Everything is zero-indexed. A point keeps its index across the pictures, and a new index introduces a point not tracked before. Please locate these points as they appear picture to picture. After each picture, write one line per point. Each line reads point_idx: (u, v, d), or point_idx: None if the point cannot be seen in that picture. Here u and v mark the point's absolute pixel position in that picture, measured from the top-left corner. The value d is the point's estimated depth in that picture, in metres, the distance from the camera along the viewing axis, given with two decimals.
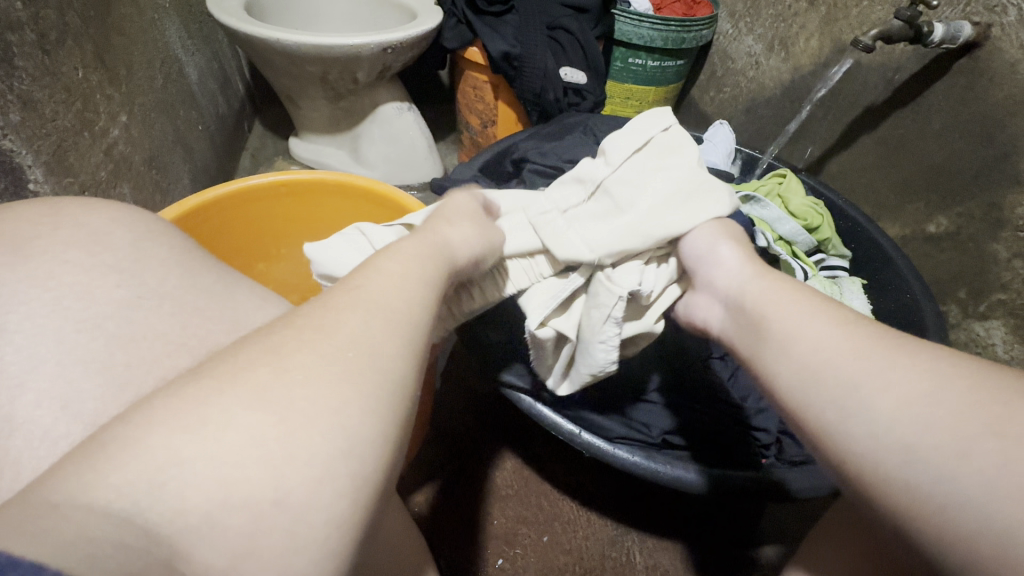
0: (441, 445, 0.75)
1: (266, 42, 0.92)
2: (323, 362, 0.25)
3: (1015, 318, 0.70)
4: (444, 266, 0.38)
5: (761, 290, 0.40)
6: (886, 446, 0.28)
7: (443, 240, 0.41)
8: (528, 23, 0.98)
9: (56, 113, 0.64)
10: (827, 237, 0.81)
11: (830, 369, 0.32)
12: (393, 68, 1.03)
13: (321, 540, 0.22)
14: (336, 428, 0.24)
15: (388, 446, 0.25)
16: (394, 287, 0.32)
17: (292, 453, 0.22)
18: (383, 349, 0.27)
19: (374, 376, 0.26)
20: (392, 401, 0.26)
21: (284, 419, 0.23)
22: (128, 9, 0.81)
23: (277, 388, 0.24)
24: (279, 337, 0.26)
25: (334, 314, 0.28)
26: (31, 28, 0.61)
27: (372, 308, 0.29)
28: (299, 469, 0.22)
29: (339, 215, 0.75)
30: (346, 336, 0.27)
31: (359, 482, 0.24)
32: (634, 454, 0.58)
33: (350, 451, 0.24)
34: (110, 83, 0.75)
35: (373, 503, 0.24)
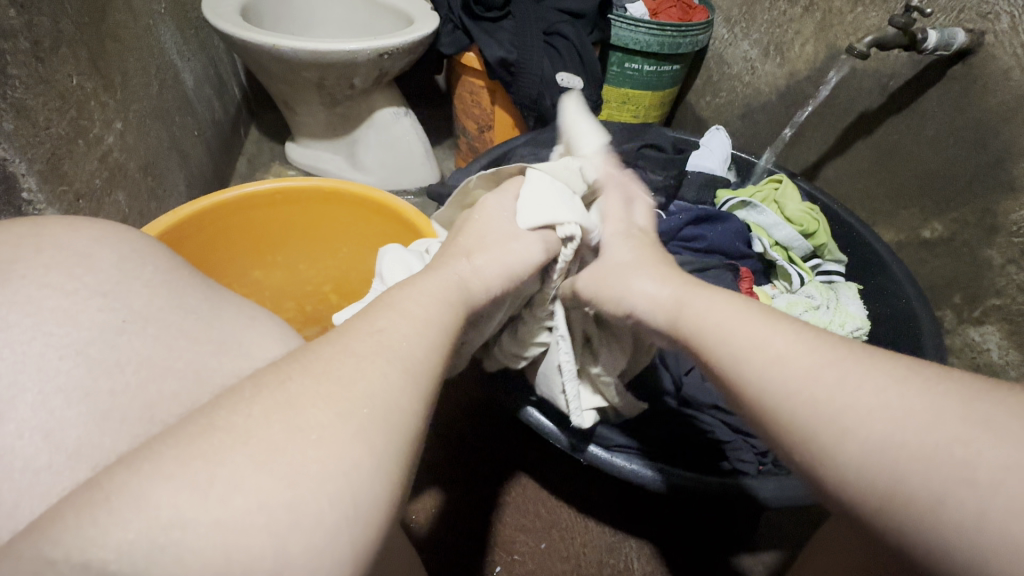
0: (438, 451, 0.75)
1: (262, 48, 0.92)
2: (336, 419, 0.25)
3: (1010, 323, 0.71)
4: (456, 297, 0.38)
5: (696, 321, 0.38)
6: (866, 496, 0.25)
7: (461, 282, 0.40)
8: (524, 29, 0.98)
9: (50, 121, 0.64)
10: (823, 242, 0.81)
11: (786, 413, 0.30)
12: (390, 73, 1.03)
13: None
14: (336, 481, 0.23)
15: (389, 499, 0.25)
16: (404, 331, 0.32)
17: (295, 516, 0.22)
18: (381, 399, 0.27)
19: (384, 431, 0.26)
20: (396, 453, 0.26)
21: (291, 483, 0.22)
22: (122, 16, 0.81)
23: (280, 443, 0.23)
24: (291, 385, 0.26)
25: (349, 365, 0.28)
26: (25, 37, 0.60)
27: (379, 353, 0.29)
28: (302, 537, 0.22)
29: (334, 223, 0.75)
30: (362, 390, 0.27)
31: (362, 543, 0.23)
32: (631, 462, 0.57)
33: (354, 504, 0.23)
34: (105, 90, 0.75)
35: (379, 544, 0.24)
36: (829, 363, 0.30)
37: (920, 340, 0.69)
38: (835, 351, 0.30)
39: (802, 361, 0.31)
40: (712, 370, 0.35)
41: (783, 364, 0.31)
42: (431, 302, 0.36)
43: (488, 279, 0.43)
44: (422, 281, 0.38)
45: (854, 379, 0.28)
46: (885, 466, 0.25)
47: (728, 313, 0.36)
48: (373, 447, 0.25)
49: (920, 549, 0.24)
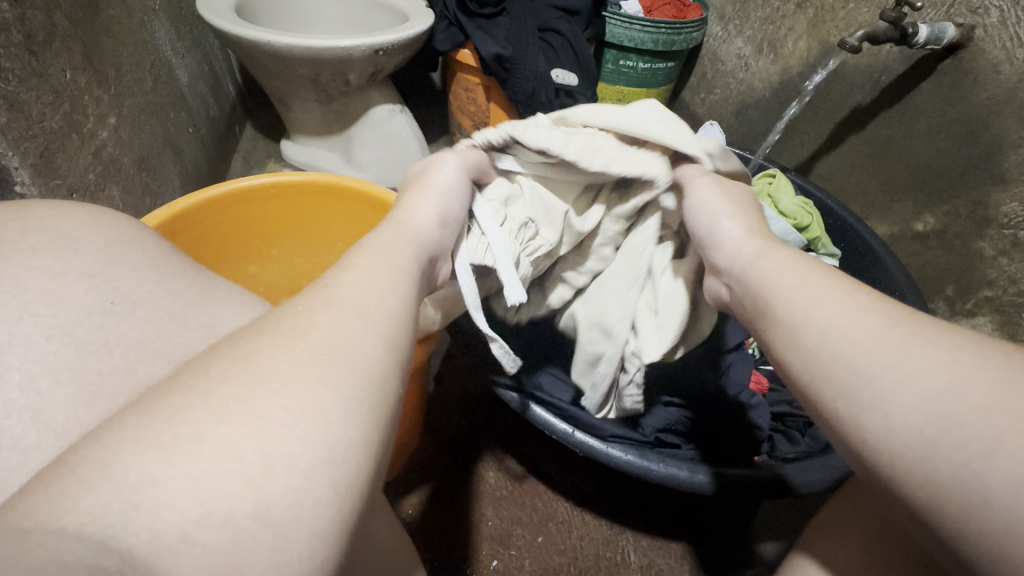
0: (434, 446, 0.75)
1: (256, 44, 0.91)
2: (295, 366, 0.26)
3: (1002, 314, 0.71)
4: (416, 253, 0.39)
5: (765, 271, 0.37)
6: (904, 444, 0.26)
7: (406, 226, 0.41)
8: (519, 25, 0.99)
9: (43, 114, 0.63)
10: (817, 236, 0.82)
11: (841, 360, 0.30)
12: (384, 70, 1.03)
13: (307, 553, 0.22)
14: (306, 422, 0.24)
15: (370, 450, 0.25)
16: (362, 294, 0.32)
17: (270, 460, 0.22)
18: (340, 344, 0.28)
19: (348, 373, 0.26)
20: (368, 406, 0.26)
21: (258, 429, 0.23)
22: (116, 11, 0.81)
23: (243, 395, 0.24)
24: (249, 348, 0.26)
25: (304, 318, 0.29)
26: (18, 30, 0.60)
27: (331, 302, 0.30)
28: (280, 480, 0.22)
29: (329, 216, 0.75)
30: (316, 339, 0.27)
31: (343, 489, 0.23)
32: (628, 453, 0.58)
33: (328, 445, 0.23)
34: (99, 84, 0.74)
35: (363, 498, 0.24)
36: (899, 323, 0.30)
37: None
38: (914, 317, 0.30)
39: (879, 315, 0.31)
40: (766, 319, 0.36)
41: (849, 318, 0.31)
42: (388, 271, 0.35)
43: (421, 209, 0.43)
44: (366, 248, 0.37)
45: (933, 337, 0.28)
46: (930, 421, 0.26)
47: (800, 269, 0.36)
48: (340, 390, 0.25)
49: (944, 500, 0.25)
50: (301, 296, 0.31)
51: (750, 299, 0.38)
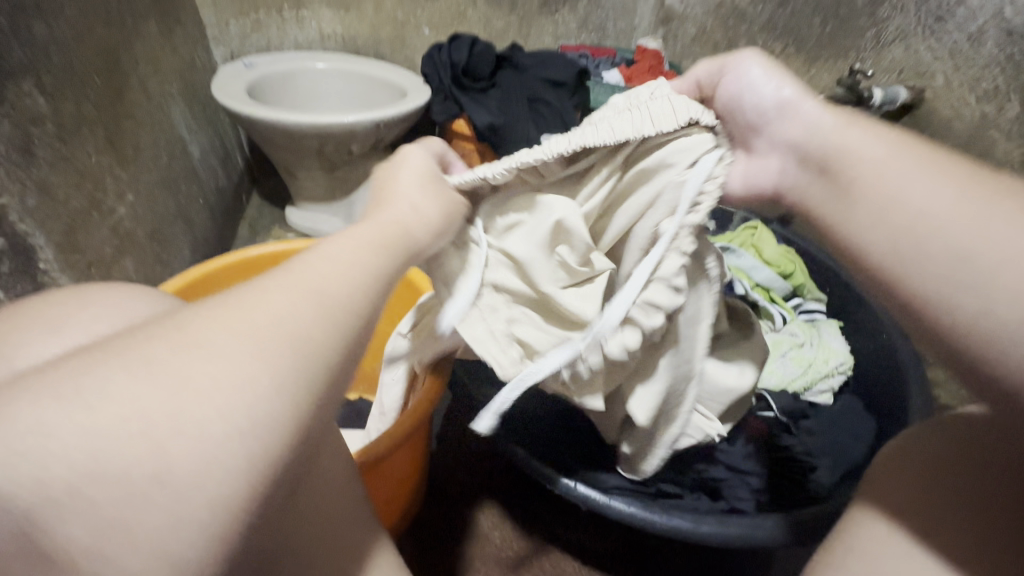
0: (438, 506, 0.75)
1: (266, 122, 0.99)
2: (227, 340, 0.26)
3: None
4: (406, 250, 0.37)
5: (846, 141, 0.40)
6: (1007, 319, 0.30)
7: (404, 220, 0.38)
8: (510, 97, 1.07)
9: (68, 195, 0.68)
10: (802, 282, 0.85)
11: (944, 241, 0.33)
12: (385, 140, 1.11)
13: (205, 520, 0.24)
14: (227, 395, 0.25)
15: (299, 438, 0.27)
16: (331, 283, 0.31)
17: (177, 427, 0.23)
18: (286, 322, 0.28)
19: (290, 359, 0.27)
20: (305, 394, 0.27)
21: (172, 393, 0.23)
22: (138, 98, 0.88)
23: (163, 357, 0.24)
24: (183, 315, 0.27)
25: (253, 292, 0.29)
26: (51, 121, 0.66)
27: (292, 279, 0.30)
28: (182, 448, 0.23)
29: None
30: (263, 314, 0.28)
31: (255, 460, 0.25)
32: (629, 505, 0.58)
33: (247, 420, 0.25)
34: (119, 165, 0.80)
35: (284, 478, 0.26)
36: (995, 196, 0.33)
37: (906, 372, 0.72)
38: (1004, 186, 0.34)
39: (974, 186, 0.34)
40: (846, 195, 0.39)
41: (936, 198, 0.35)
42: (368, 271, 0.33)
43: (430, 208, 0.40)
44: (352, 231, 0.35)
45: (1021, 222, 0.31)
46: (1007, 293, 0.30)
47: (880, 146, 0.39)
48: (271, 364, 0.26)
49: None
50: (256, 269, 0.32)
51: (830, 174, 0.40)
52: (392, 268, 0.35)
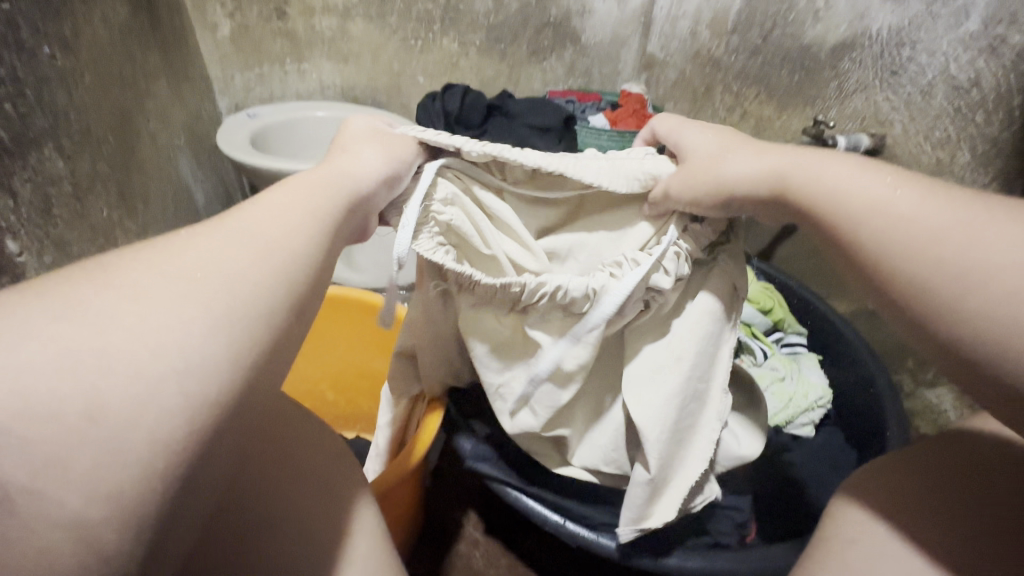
0: (437, 542, 0.78)
1: (268, 171, 1.04)
2: (156, 282, 0.28)
3: (958, 384, 0.80)
4: (342, 205, 0.39)
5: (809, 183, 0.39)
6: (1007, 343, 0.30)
7: (343, 177, 0.40)
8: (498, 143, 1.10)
9: (82, 250, 0.72)
10: (781, 317, 0.88)
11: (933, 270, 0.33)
12: None
13: (144, 458, 0.24)
14: (160, 333, 0.26)
15: (239, 382, 0.28)
16: (265, 228, 0.34)
17: (105, 360, 0.24)
18: (218, 269, 0.30)
19: (226, 296, 0.29)
20: (239, 335, 0.29)
21: (98, 330, 0.25)
22: (148, 152, 0.93)
23: (89, 300, 0.26)
24: (113, 267, 0.29)
25: (185, 244, 0.31)
26: (68, 182, 0.70)
27: (225, 232, 0.32)
28: (116, 383, 0.24)
29: (328, 322, 0.88)
30: (196, 262, 0.30)
31: (196, 404, 0.26)
32: (617, 541, 0.60)
33: (182, 357, 0.26)
34: (129, 217, 0.84)
35: (223, 418, 0.27)
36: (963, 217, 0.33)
37: (881, 404, 0.75)
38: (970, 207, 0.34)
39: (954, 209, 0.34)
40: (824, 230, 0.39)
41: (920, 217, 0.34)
42: (306, 217, 0.36)
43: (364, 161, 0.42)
44: (289, 190, 0.38)
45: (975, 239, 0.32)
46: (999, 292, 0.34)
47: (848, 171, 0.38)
48: (201, 303, 0.28)
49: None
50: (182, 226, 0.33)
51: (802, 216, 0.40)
52: (325, 218, 0.37)
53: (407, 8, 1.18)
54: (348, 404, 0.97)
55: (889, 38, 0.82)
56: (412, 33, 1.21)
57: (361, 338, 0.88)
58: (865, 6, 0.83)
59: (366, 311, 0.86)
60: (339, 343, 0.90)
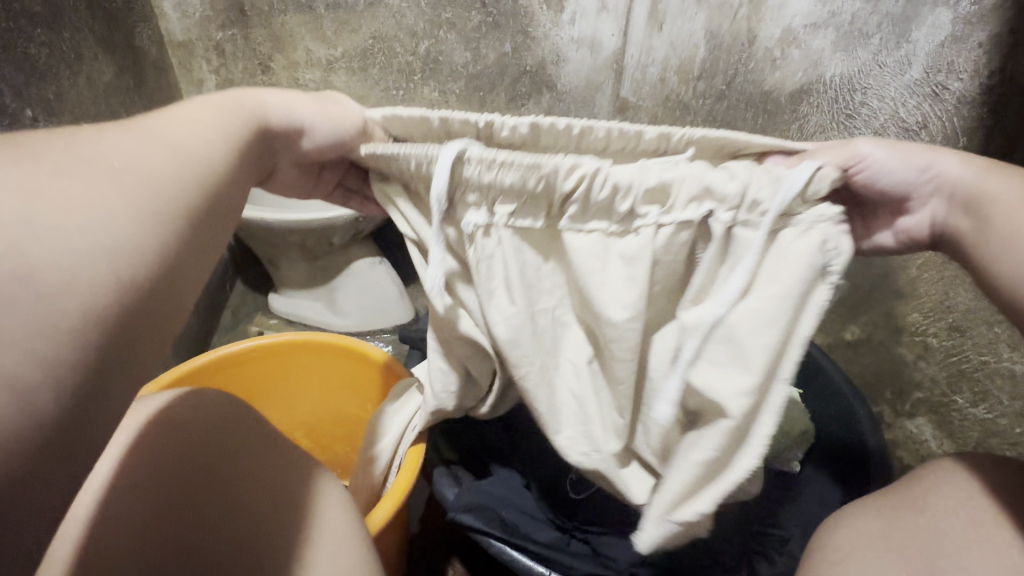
0: None
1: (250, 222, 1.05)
2: (87, 170, 0.31)
3: (936, 413, 0.81)
4: (252, 134, 0.43)
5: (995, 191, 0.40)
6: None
7: (262, 117, 0.45)
8: None
9: None
10: None
11: None
12: (365, 230, 1.17)
13: (73, 313, 0.27)
14: (92, 209, 0.30)
15: (155, 260, 0.32)
16: (180, 139, 0.38)
17: (47, 220, 0.28)
18: (147, 168, 0.34)
19: (157, 192, 0.34)
20: (164, 219, 0.33)
21: (33, 198, 0.28)
22: None
23: (19, 167, 0.29)
24: (26, 144, 0.32)
25: (115, 141, 0.35)
26: None
27: (154, 140, 0.37)
28: (52, 242, 0.27)
29: (302, 368, 0.87)
30: (126, 160, 0.34)
31: (123, 278, 0.30)
32: None
33: (110, 235, 0.30)
34: None
35: (143, 298, 0.31)
36: None
37: (862, 435, 0.76)
38: None
39: None
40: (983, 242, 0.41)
41: None
42: (216, 133, 0.41)
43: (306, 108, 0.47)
44: (201, 112, 0.42)
45: None
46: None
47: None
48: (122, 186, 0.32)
49: None
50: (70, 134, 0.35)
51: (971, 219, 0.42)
52: (236, 142, 0.42)
53: (389, 60, 1.20)
54: (325, 450, 0.96)
55: (842, 85, 0.87)
56: (393, 84, 1.23)
57: (336, 382, 0.88)
58: (819, 55, 0.87)
59: (339, 355, 0.85)
60: (312, 388, 0.89)
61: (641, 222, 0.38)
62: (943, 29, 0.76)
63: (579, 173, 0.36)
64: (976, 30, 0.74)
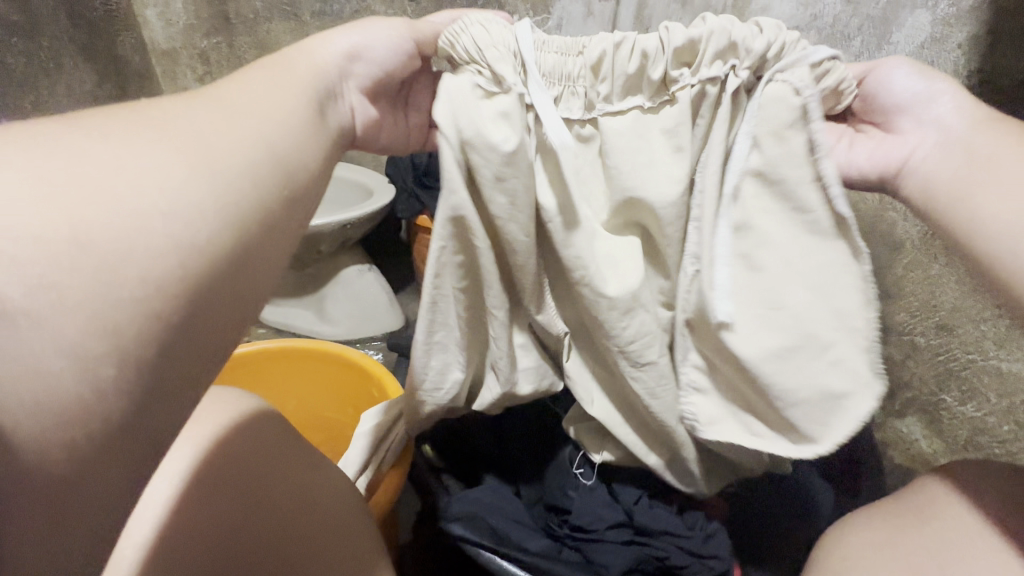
0: None
1: None
2: (168, 154, 0.35)
3: (925, 413, 0.83)
4: (313, 81, 0.46)
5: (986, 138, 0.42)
6: None
7: (317, 64, 0.48)
8: None
9: None
10: None
11: None
12: (354, 238, 1.16)
13: (137, 296, 0.30)
14: (162, 194, 0.33)
15: (223, 251, 0.35)
16: (253, 111, 0.41)
17: (133, 203, 0.31)
18: (217, 149, 0.37)
19: (225, 174, 0.36)
20: (234, 202, 0.36)
21: (118, 183, 0.31)
22: None
23: (103, 151, 0.33)
24: (116, 128, 0.35)
25: (192, 121, 0.38)
26: None
27: (227, 116, 0.40)
28: (129, 224, 0.31)
29: (281, 376, 0.88)
30: (203, 142, 0.37)
31: (184, 241, 0.33)
32: None
33: (180, 217, 0.33)
34: None
35: (206, 280, 0.33)
36: None
37: (856, 438, 0.76)
38: None
39: None
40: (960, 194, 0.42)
41: None
42: (284, 98, 0.44)
43: (375, 41, 0.49)
44: (268, 72, 0.46)
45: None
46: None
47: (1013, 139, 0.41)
48: (181, 152, 0.35)
49: None
50: (166, 106, 0.40)
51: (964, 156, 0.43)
52: (303, 103, 0.45)
53: None
54: None
55: None
56: None
57: (330, 382, 0.88)
58: None
59: (321, 360, 0.87)
60: (307, 386, 0.89)
61: (673, 85, 0.44)
62: (923, 30, 0.76)
63: (606, 44, 0.43)
64: (955, 31, 0.74)
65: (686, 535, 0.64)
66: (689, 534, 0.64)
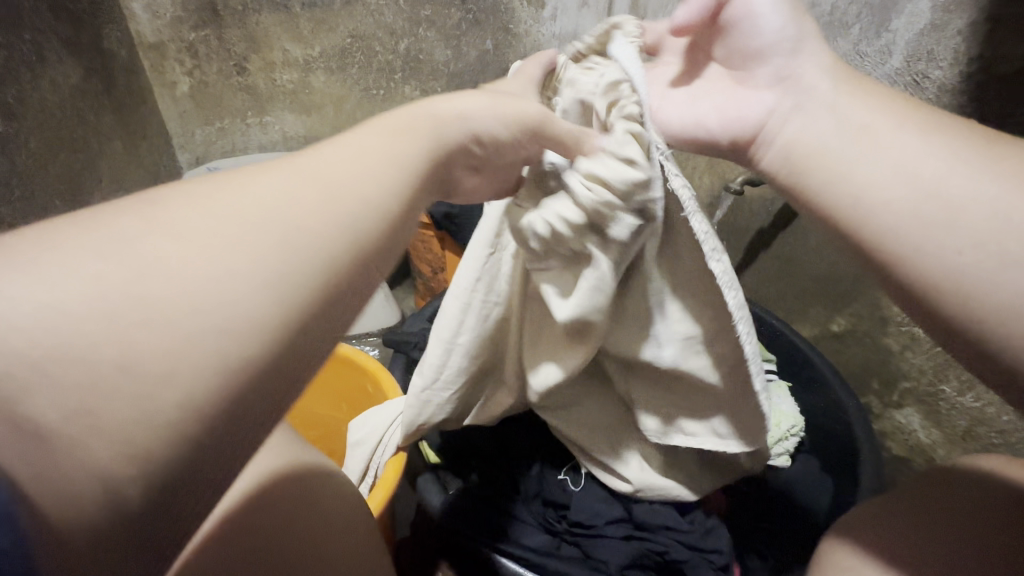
0: None
1: None
2: (228, 238, 0.28)
3: (924, 403, 0.83)
4: (428, 141, 0.39)
5: (840, 107, 0.46)
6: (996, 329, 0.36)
7: (437, 118, 0.41)
8: None
9: None
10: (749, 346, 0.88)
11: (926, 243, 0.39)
12: None
13: (174, 424, 0.24)
14: (209, 290, 0.26)
15: (276, 346, 0.28)
16: (342, 174, 0.33)
17: (171, 312, 0.25)
18: (286, 225, 0.30)
19: (290, 261, 0.29)
20: (301, 302, 0.29)
21: (150, 271, 0.26)
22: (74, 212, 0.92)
23: (146, 234, 0.27)
24: (169, 198, 0.29)
25: (263, 186, 0.31)
26: None
27: (307, 177, 0.32)
28: (162, 332, 0.25)
29: None
30: (273, 218, 0.30)
31: (236, 359, 0.26)
32: None
33: (228, 324, 0.26)
34: None
35: (255, 388, 0.27)
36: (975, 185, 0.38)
37: (851, 429, 0.76)
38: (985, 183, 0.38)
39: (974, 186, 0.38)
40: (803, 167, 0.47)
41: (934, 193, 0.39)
42: (390, 158, 0.36)
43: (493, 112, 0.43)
44: (372, 126, 0.38)
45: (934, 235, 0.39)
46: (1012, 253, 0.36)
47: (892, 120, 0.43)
48: (259, 250, 0.28)
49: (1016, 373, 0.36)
50: (252, 168, 0.33)
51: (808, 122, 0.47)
52: (409, 161, 0.37)
53: (367, 59, 1.18)
54: None
55: None
56: (373, 83, 1.21)
57: (324, 381, 0.87)
58: None
59: None
60: None
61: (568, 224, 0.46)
62: (922, 17, 0.75)
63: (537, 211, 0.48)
64: (954, 16, 0.72)
65: (685, 529, 0.64)
66: (688, 528, 0.64)
